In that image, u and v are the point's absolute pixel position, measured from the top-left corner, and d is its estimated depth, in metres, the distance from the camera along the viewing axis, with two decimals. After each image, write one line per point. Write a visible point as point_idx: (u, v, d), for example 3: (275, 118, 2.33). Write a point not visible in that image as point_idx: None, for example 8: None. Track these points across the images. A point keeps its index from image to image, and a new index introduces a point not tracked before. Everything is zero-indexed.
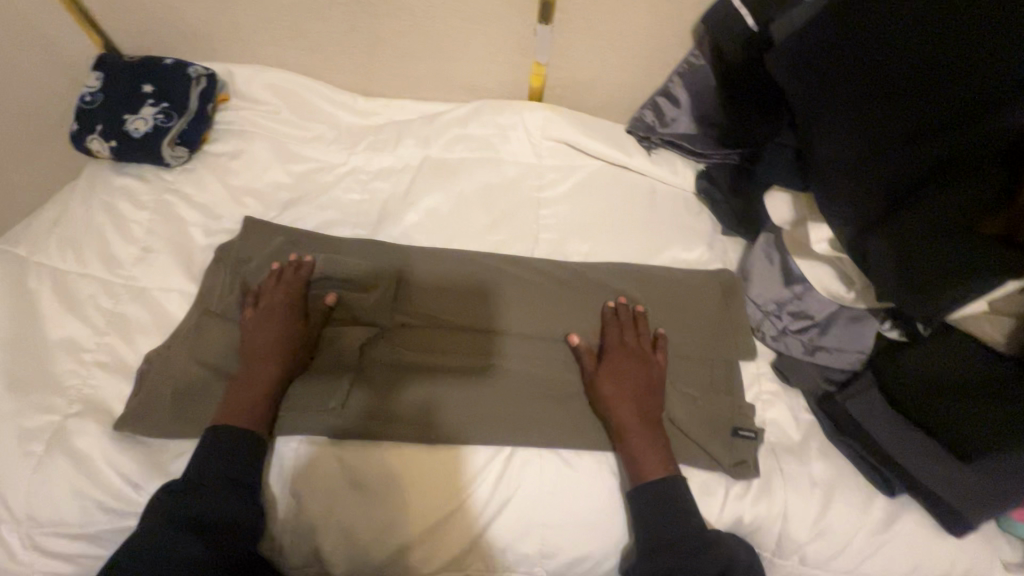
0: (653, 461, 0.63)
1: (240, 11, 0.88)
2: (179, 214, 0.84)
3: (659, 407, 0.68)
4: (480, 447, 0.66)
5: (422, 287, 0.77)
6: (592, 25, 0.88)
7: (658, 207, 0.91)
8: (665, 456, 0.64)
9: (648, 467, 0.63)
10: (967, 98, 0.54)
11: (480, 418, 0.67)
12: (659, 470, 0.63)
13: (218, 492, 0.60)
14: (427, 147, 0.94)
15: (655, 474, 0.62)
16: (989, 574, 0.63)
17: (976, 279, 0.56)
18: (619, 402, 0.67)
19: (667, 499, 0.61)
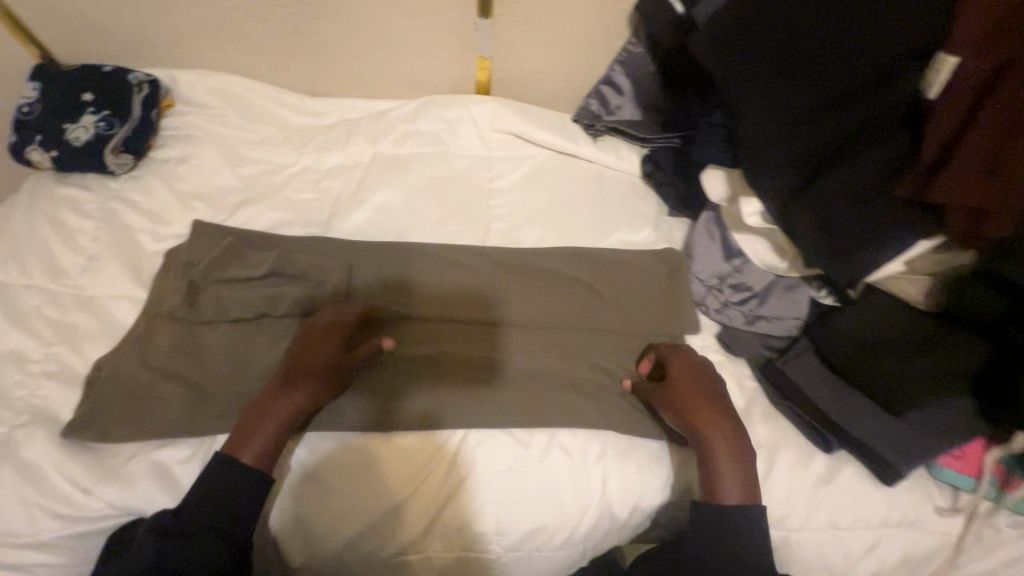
0: (735, 485, 0.62)
1: (180, 16, 0.88)
2: (127, 221, 0.83)
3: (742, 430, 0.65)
4: (441, 432, 0.68)
5: (399, 279, 0.79)
6: (531, 17, 0.90)
7: (605, 192, 0.93)
8: (747, 480, 0.63)
9: (729, 491, 0.62)
10: (872, 69, 0.57)
11: (462, 400, 0.69)
12: (738, 496, 0.62)
13: (197, 503, 0.60)
14: (377, 143, 0.94)
15: (735, 497, 0.62)
16: (922, 520, 0.66)
17: (888, 241, 0.61)
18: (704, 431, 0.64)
19: (741, 523, 0.61)
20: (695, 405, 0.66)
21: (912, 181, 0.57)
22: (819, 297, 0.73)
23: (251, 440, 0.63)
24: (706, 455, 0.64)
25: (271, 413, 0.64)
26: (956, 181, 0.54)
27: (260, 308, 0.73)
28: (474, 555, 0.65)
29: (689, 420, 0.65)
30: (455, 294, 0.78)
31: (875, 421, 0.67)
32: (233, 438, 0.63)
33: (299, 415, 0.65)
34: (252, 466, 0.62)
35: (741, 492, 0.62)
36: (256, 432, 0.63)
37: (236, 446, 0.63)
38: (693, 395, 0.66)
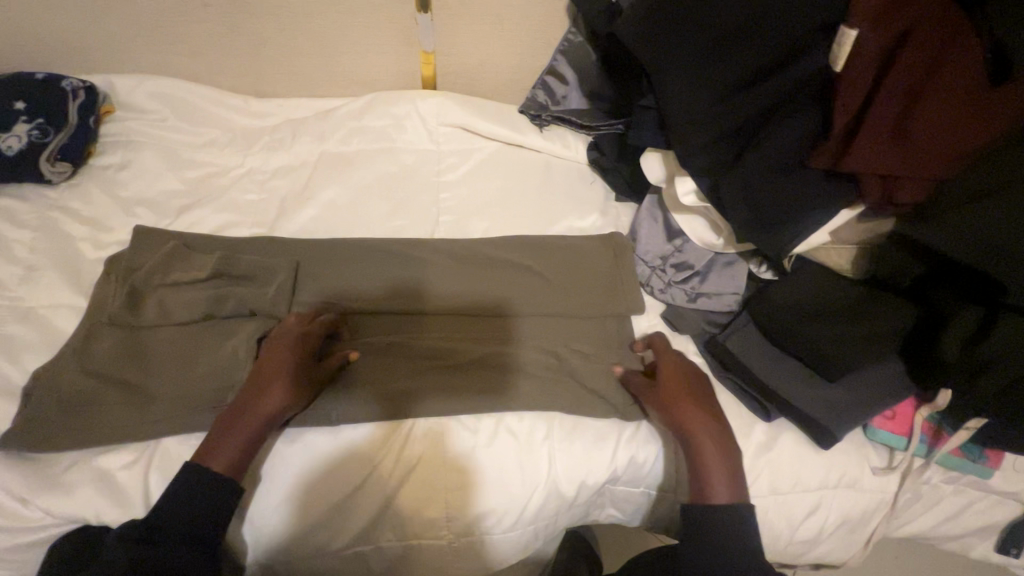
0: (720, 484, 0.62)
1: (113, 19, 0.87)
2: (66, 230, 0.82)
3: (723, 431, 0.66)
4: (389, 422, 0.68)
5: (346, 274, 0.79)
6: (470, 10, 0.91)
7: (553, 181, 0.95)
8: (734, 477, 0.63)
9: (717, 486, 0.62)
10: (784, 44, 0.60)
11: (408, 390, 0.70)
12: (726, 492, 0.62)
13: (168, 514, 0.58)
14: (323, 142, 0.94)
15: (723, 493, 0.62)
16: (859, 479, 0.69)
17: (811, 211, 0.63)
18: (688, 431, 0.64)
19: (734, 518, 0.60)
20: (681, 399, 0.66)
21: (828, 152, 0.60)
22: (759, 272, 0.75)
23: (222, 449, 0.61)
24: (694, 451, 0.63)
25: (243, 421, 0.62)
26: (866, 149, 0.56)
27: (202, 309, 0.72)
28: (425, 541, 0.66)
29: (676, 413, 0.65)
30: (403, 287, 0.78)
31: (812, 386, 0.69)
32: (204, 447, 0.61)
33: (270, 426, 0.63)
34: (224, 475, 0.60)
35: (729, 488, 0.62)
36: (228, 440, 0.61)
37: (208, 453, 0.61)
38: (678, 396, 0.66)
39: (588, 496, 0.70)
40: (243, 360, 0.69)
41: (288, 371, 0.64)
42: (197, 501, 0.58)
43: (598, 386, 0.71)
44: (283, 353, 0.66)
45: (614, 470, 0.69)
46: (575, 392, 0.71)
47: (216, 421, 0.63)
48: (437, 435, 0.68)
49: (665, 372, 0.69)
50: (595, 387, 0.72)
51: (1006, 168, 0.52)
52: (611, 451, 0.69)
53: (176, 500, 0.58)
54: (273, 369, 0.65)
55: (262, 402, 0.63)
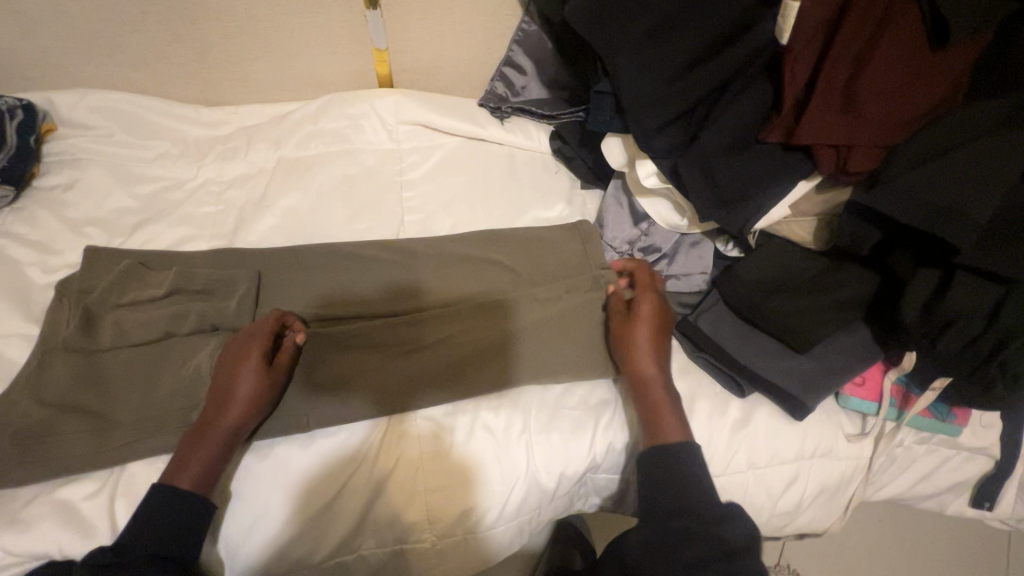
0: (669, 423, 0.65)
1: (46, 33, 0.83)
2: (12, 256, 0.79)
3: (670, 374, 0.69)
4: (368, 425, 0.68)
5: (319, 277, 0.77)
6: (419, 5, 0.89)
7: (518, 173, 0.94)
8: (684, 421, 0.66)
9: (671, 428, 0.65)
10: (729, 23, 0.61)
11: (390, 387, 0.69)
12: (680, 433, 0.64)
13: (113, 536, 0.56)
14: (279, 148, 0.92)
15: (676, 433, 0.64)
16: (834, 447, 0.70)
17: (771, 186, 0.63)
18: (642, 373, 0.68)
19: (688, 458, 0.63)
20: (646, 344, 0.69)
21: (780, 127, 0.61)
22: (726, 251, 0.77)
23: (188, 467, 0.59)
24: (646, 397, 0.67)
25: (209, 435, 0.61)
26: (815, 119, 0.57)
27: (162, 326, 0.70)
28: (406, 545, 0.66)
29: (635, 358, 0.68)
30: (375, 288, 0.77)
31: (783, 358, 0.70)
32: (171, 465, 0.60)
33: (238, 435, 0.62)
34: (195, 493, 0.59)
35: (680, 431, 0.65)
36: (193, 456, 0.60)
37: (175, 474, 0.59)
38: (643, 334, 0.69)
39: (569, 486, 0.69)
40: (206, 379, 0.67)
41: (243, 379, 0.62)
42: (164, 524, 0.57)
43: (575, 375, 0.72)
44: (235, 359, 0.64)
45: (592, 458, 0.69)
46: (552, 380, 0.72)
47: (181, 440, 0.61)
48: (413, 437, 0.68)
49: (642, 313, 0.70)
50: (569, 375, 0.72)
51: (952, 130, 0.54)
52: (590, 441, 0.69)
53: (143, 526, 0.57)
54: (228, 377, 0.63)
55: (222, 414, 0.61)
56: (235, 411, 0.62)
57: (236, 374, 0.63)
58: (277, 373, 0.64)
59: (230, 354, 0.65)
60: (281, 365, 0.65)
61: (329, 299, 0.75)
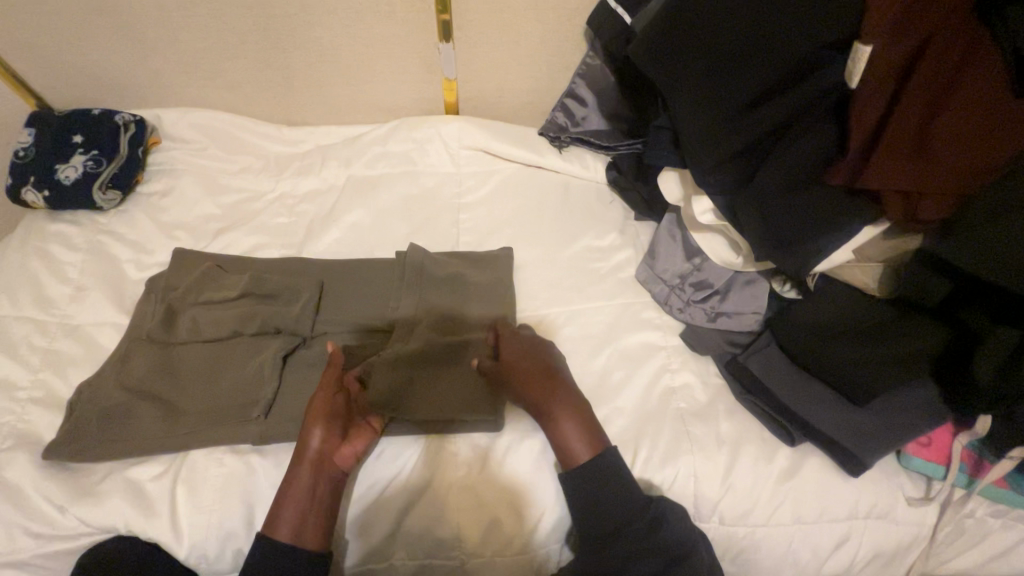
0: (579, 444, 0.65)
1: (161, 58, 0.94)
2: (112, 253, 0.88)
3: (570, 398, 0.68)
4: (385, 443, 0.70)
5: (374, 287, 0.82)
6: (489, 38, 0.94)
7: (572, 200, 0.96)
8: (594, 434, 0.66)
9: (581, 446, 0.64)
10: (795, 64, 0.59)
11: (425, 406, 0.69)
12: (590, 449, 0.64)
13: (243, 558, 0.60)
14: (350, 167, 0.98)
15: (586, 449, 0.64)
16: (893, 509, 0.66)
17: (839, 228, 0.60)
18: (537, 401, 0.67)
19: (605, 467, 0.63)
20: (525, 371, 0.69)
21: (844, 170, 0.58)
22: (783, 291, 0.74)
23: (286, 515, 0.62)
24: (555, 426, 0.66)
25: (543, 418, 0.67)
26: (886, 166, 0.55)
27: (231, 326, 0.76)
28: (434, 562, 0.68)
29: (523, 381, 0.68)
30: (436, 323, 0.76)
31: (837, 409, 0.67)
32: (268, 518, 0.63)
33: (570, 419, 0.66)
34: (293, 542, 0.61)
35: (588, 446, 0.65)
36: (284, 504, 0.62)
37: (273, 524, 0.62)
38: (522, 367, 0.69)
39: None
40: (269, 376, 0.72)
41: (529, 375, 0.69)
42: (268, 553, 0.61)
43: (616, 405, 0.72)
44: (524, 355, 0.71)
45: None
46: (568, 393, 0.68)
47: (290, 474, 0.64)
48: (481, 448, 0.70)
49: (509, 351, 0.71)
50: (608, 407, 0.72)
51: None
52: None
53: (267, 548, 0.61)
54: (529, 368, 0.70)
55: (300, 472, 0.63)
56: (315, 467, 0.64)
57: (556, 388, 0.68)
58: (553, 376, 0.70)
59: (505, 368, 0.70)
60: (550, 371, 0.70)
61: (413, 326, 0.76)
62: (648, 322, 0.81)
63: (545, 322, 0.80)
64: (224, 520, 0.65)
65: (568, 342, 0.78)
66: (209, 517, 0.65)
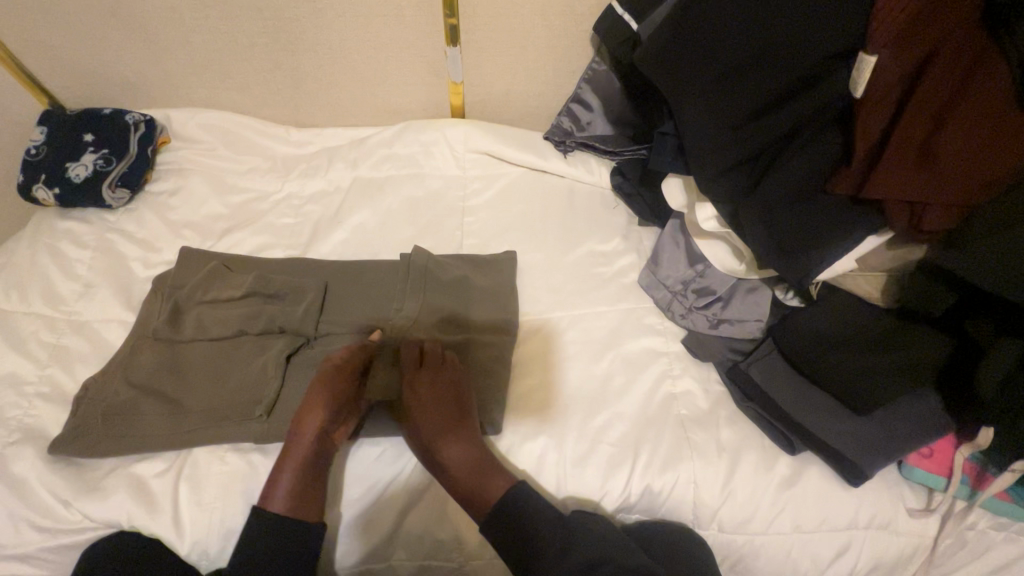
0: (490, 484, 0.65)
1: (172, 59, 0.95)
2: (120, 250, 0.89)
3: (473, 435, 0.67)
4: (368, 444, 0.71)
5: (377, 288, 0.82)
6: (496, 42, 0.94)
7: (576, 205, 0.96)
8: (501, 473, 0.66)
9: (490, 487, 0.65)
10: (802, 73, 0.60)
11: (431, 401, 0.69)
12: (498, 489, 0.65)
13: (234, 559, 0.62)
14: (356, 168, 0.99)
15: (496, 489, 0.65)
16: (894, 519, 0.66)
17: (844, 238, 0.60)
18: (439, 441, 0.66)
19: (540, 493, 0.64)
20: (432, 404, 0.68)
21: (850, 178, 0.59)
22: (785, 299, 0.73)
23: (276, 490, 0.64)
24: (453, 468, 0.65)
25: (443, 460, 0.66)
26: (892, 175, 0.55)
27: (236, 325, 0.77)
28: (433, 562, 0.69)
29: (424, 416, 0.68)
30: (436, 325, 0.77)
31: (840, 420, 0.66)
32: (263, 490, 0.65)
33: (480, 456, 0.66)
34: (286, 515, 0.63)
35: (498, 485, 0.65)
36: (276, 481, 0.65)
37: (267, 498, 0.64)
38: (433, 400, 0.68)
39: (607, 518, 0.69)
40: (272, 375, 0.73)
41: (436, 409, 0.68)
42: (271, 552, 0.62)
43: (617, 410, 0.73)
44: (432, 386, 0.69)
45: (626, 497, 0.68)
46: (467, 431, 0.67)
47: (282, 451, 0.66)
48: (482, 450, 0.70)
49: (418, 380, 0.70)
50: (608, 412, 0.72)
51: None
52: (624, 480, 0.68)
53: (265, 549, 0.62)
54: (436, 401, 0.69)
55: (297, 442, 0.65)
56: (316, 438, 0.66)
57: (460, 421, 0.68)
58: (461, 409, 0.69)
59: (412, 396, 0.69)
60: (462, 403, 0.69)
61: (414, 328, 0.76)
62: (650, 328, 0.81)
63: (546, 327, 0.81)
64: (227, 518, 0.66)
65: (569, 347, 0.78)
66: (212, 514, 0.66)
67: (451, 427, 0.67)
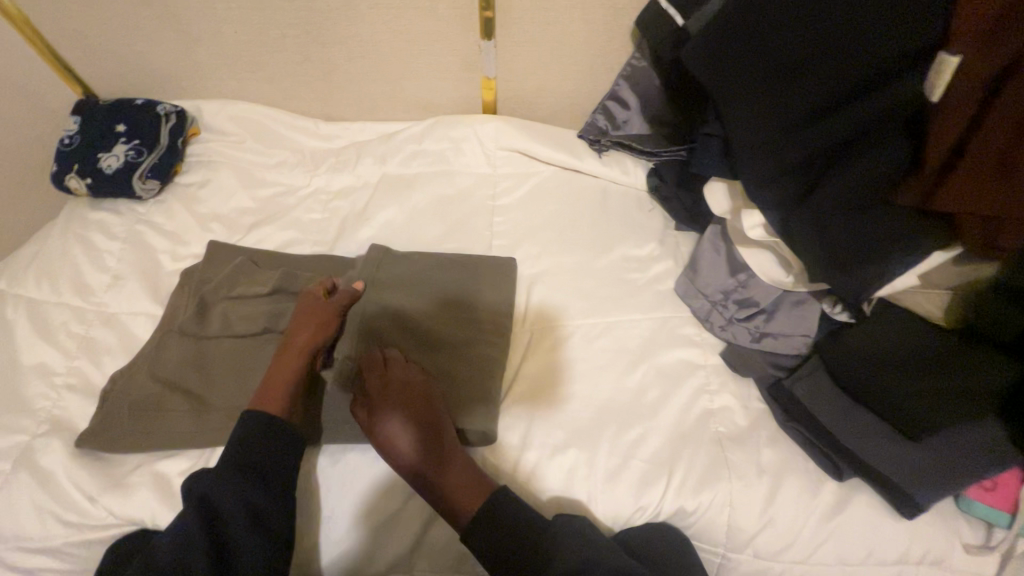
0: (465, 493, 0.62)
1: (203, 49, 0.94)
2: (149, 242, 0.89)
3: (446, 440, 0.65)
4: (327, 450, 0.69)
5: (394, 282, 0.77)
6: (532, 35, 0.91)
7: (610, 206, 0.93)
8: (477, 481, 0.63)
9: (466, 496, 0.62)
10: (868, 73, 0.54)
11: (396, 406, 0.64)
12: (473, 499, 0.62)
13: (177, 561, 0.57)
14: (385, 164, 0.97)
15: (471, 499, 0.62)
16: (950, 557, 0.61)
17: (899, 253, 0.56)
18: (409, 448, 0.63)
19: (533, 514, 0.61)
20: (398, 408, 0.64)
21: (918, 189, 0.53)
22: (832, 313, 0.68)
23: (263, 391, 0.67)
24: (429, 475, 0.63)
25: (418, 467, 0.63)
26: (963, 190, 0.50)
27: (263, 323, 0.75)
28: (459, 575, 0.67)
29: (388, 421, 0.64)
30: (396, 325, 0.73)
31: (893, 443, 0.62)
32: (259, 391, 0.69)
33: (454, 461, 0.64)
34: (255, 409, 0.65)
35: (472, 495, 0.62)
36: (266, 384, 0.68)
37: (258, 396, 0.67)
38: (400, 402, 0.65)
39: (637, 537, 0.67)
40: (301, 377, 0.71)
41: (401, 414, 0.64)
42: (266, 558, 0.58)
43: (649, 425, 0.69)
44: (396, 390, 0.66)
45: (657, 514, 0.65)
46: (446, 443, 0.64)
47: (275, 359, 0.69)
48: (512, 460, 0.68)
49: (383, 384, 0.67)
50: (641, 427, 0.69)
51: None
52: (657, 498, 0.65)
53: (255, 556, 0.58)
54: (402, 404, 0.65)
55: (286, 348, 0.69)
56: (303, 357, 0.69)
57: (437, 435, 0.64)
58: (429, 411, 0.65)
59: (380, 396, 0.66)
60: (431, 406, 0.66)
61: (368, 332, 0.72)
62: (686, 338, 0.77)
63: (577, 334, 0.78)
64: None
65: (601, 356, 0.75)
66: None
67: (430, 436, 0.64)
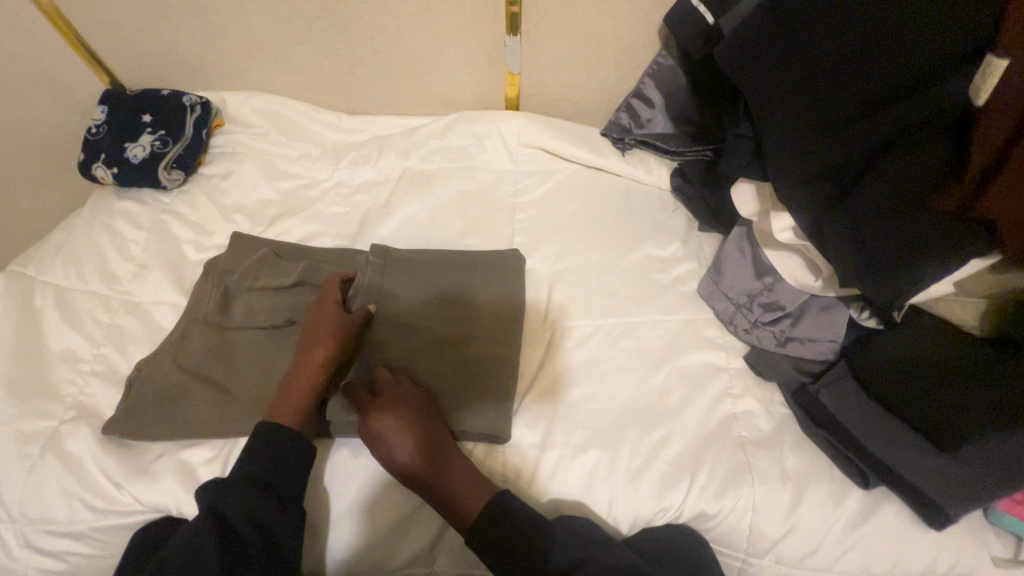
0: (472, 495, 0.62)
1: (229, 40, 0.94)
2: (173, 232, 0.90)
3: (446, 446, 0.65)
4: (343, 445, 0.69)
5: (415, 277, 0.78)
6: (558, 31, 0.90)
7: (633, 205, 0.92)
8: (481, 483, 0.64)
9: (472, 499, 0.62)
10: (911, 75, 0.53)
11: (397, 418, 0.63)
12: (479, 500, 0.62)
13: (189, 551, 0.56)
14: (407, 158, 0.97)
15: (477, 501, 0.62)
16: (976, 570, 0.61)
17: (933, 262, 0.55)
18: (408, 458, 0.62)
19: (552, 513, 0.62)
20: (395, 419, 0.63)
21: (960, 195, 0.52)
22: (860, 318, 0.68)
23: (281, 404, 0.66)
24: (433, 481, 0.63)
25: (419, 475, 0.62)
26: (1010, 195, 0.48)
27: (284, 315, 0.75)
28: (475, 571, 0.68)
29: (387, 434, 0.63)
30: (400, 334, 0.73)
31: (923, 453, 0.60)
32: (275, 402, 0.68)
33: (456, 465, 0.64)
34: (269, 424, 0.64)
35: (478, 497, 0.62)
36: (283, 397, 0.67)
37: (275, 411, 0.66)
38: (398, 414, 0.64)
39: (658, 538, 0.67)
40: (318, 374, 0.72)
41: (398, 425, 0.63)
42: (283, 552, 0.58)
43: (672, 427, 0.69)
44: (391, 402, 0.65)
45: (679, 516, 0.65)
46: (446, 448, 0.64)
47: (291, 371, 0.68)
48: (533, 459, 0.68)
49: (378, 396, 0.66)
50: (663, 429, 0.69)
51: None
52: (679, 501, 0.64)
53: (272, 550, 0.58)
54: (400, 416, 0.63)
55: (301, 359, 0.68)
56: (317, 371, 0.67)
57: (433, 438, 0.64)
58: (427, 419, 0.65)
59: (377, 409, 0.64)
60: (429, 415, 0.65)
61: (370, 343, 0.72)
62: (709, 341, 0.77)
63: (599, 334, 0.77)
64: None
65: (623, 356, 0.75)
66: None
67: (428, 441, 0.63)
